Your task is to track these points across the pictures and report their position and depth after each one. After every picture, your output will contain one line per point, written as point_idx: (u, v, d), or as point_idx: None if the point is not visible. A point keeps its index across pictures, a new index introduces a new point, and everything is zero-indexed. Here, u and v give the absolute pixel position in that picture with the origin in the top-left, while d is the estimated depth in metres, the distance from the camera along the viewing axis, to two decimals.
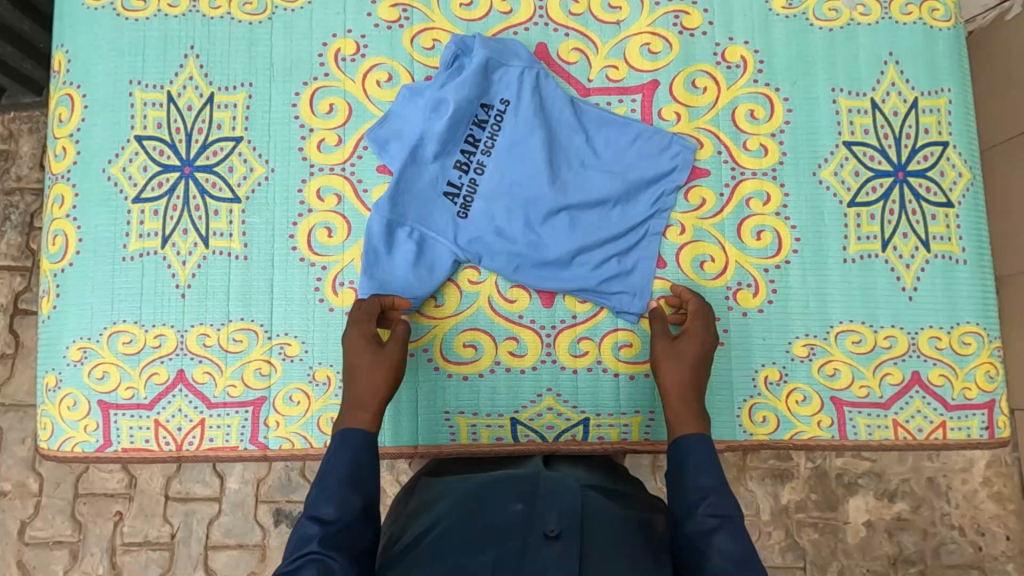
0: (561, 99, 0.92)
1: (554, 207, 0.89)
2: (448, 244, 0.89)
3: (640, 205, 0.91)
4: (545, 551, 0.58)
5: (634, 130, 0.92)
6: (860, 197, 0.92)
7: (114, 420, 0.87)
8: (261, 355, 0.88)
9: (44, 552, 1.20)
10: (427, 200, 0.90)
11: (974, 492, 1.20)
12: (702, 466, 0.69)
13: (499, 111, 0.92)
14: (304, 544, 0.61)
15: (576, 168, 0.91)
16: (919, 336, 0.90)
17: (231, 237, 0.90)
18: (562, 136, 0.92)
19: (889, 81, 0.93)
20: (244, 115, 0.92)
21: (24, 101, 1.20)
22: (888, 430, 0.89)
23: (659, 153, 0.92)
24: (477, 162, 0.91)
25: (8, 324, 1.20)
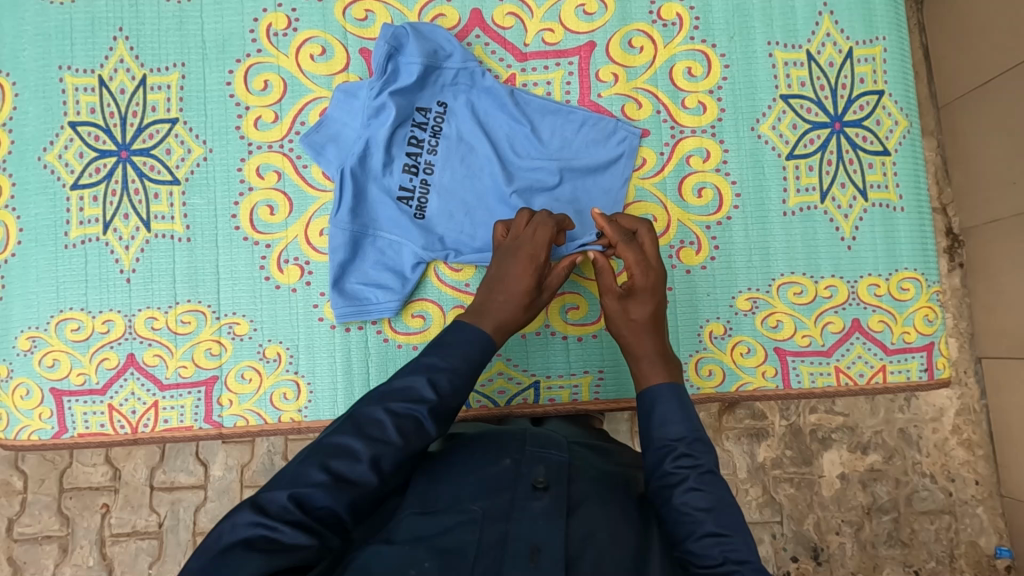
0: (501, 88, 0.90)
1: (511, 198, 0.89)
2: (412, 248, 0.89)
3: (596, 184, 0.91)
4: (533, 504, 0.60)
5: (577, 112, 0.92)
6: (798, 149, 0.93)
7: (68, 406, 0.88)
8: (211, 336, 0.89)
9: (33, 547, 1.22)
10: (381, 207, 0.90)
11: (944, 440, 1.23)
12: (681, 431, 0.64)
13: (439, 112, 0.91)
14: (377, 427, 0.60)
15: (525, 159, 0.91)
16: (858, 284, 0.91)
17: (172, 220, 0.90)
18: (508, 130, 0.92)
19: (825, 32, 0.93)
20: (179, 96, 0.91)
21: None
22: (830, 377, 0.91)
23: (609, 133, 0.92)
24: (426, 162, 0.90)
25: None
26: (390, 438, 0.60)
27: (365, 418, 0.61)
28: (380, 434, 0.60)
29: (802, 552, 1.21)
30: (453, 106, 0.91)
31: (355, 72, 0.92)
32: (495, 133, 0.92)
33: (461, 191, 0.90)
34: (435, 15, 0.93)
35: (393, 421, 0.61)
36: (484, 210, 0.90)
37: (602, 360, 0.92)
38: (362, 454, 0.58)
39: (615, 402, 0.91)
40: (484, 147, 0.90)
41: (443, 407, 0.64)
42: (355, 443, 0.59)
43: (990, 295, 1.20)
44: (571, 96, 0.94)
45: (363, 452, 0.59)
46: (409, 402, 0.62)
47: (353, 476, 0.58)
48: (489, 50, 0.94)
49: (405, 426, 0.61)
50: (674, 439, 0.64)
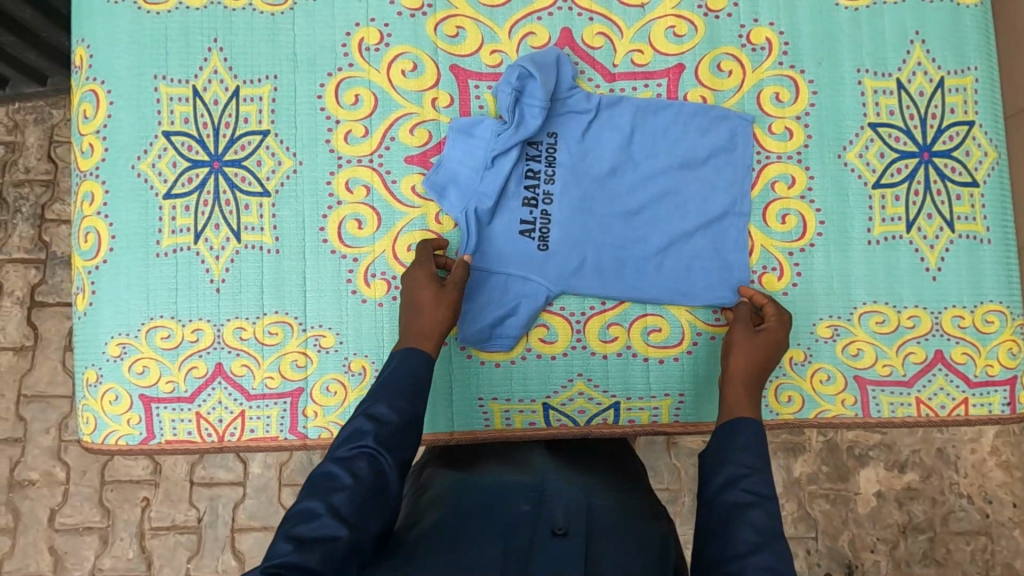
0: (610, 105, 0.93)
1: (626, 231, 0.91)
2: (539, 281, 0.90)
3: (705, 210, 0.92)
4: (552, 546, 0.60)
5: (688, 128, 0.93)
6: (885, 178, 0.92)
7: (157, 413, 0.89)
8: (297, 347, 0.90)
9: (75, 537, 1.24)
10: (501, 246, 0.90)
11: (982, 461, 1.22)
12: (742, 468, 0.69)
13: (550, 144, 0.92)
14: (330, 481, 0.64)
15: (639, 190, 0.92)
16: (942, 315, 0.91)
17: (262, 231, 0.90)
18: (620, 157, 0.92)
19: (915, 61, 0.93)
20: (270, 108, 0.92)
21: (28, 91, 1.25)
22: (911, 408, 0.90)
23: (722, 149, 0.93)
24: (544, 192, 0.91)
25: (27, 315, 1.26)
26: (367, 444, 0.67)
27: (316, 475, 0.65)
28: (335, 484, 0.64)
29: (836, 568, 1.21)
30: (563, 136, 0.92)
31: (445, 90, 0.92)
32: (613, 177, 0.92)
33: (574, 230, 0.91)
34: (526, 34, 0.93)
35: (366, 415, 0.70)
36: (603, 244, 0.91)
37: (683, 383, 0.92)
38: (321, 512, 0.61)
39: (693, 425, 0.92)
40: (601, 177, 0.92)
41: (385, 434, 0.69)
42: (316, 505, 0.62)
43: None
44: None
45: (317, 508, 0.62)
46: (355, 443, 0.67)
47: (320, 537, 0.60)
48: (578, 70, 0.94)
49: (355, 464, 0.66)
50: (747, 467, 0.69)
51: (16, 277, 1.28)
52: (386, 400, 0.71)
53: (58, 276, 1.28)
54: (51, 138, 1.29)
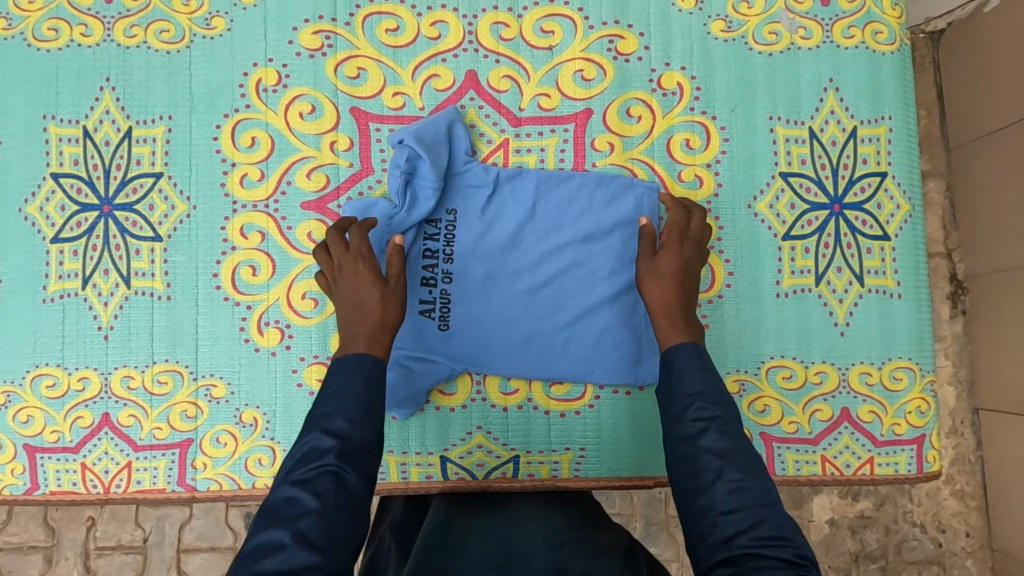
0: (510, 178, 0.91)
1: (531, 308, 0.90)
2: (441, 359, 0.88)
3: (612, 284, 0.90)
4: None
5: (592, 199, 0.90)
6: (795, 230, 0.90)
7: (41, 463, 0.86)
8: (187, 398, 0.87)
9: (18, 556, 1.19)
10: (401, 325, 0.89)
11: (936, 490, 1.19)
12: (697, 386, 0.65)
13: (449, 221, 0.90)
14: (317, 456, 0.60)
15: (542, 265, 0.90)
16: (848, 372, 0.89)
17: (153, 276, 0.88)
18: (523, 231, 0.90)
19: (828, 109, 0.90)
20: (165, 150, 0.89)
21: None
22: (816, 466, 0.88)
23: (627, 222, 0.90)
24: (443, 272, 0.89)
25: None
26: (329, 461, 0.59)
27: (274, 501, 0.58)
28: (298, 508, 0.57)
29: None
30: (462, 212, 0.90)
31: (345, 132, 0.90)
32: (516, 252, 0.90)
33: (476, 309, 0.89)
34: (430, 75, 0.91)
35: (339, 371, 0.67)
36: (504, 323, 0.90)
37: (585, 437, 0.90)
38: (289, 541, 0.54)
39: (595, 481, 0.89)
40: (504, 251, 0.90)
41: (348, 449, 0.61)
42: (281, 535, 0.54)
43: (990, 344, 1.15)
44: (565, 165, 0.92)
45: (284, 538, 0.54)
46: (313, 464, 0.60)
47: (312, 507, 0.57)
48: (482, 114, 0.91)
49: (318, 483, 0.58)
50: (693, 394, 0.65)
51: None
52: (334, 421, 0.63)
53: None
54: None
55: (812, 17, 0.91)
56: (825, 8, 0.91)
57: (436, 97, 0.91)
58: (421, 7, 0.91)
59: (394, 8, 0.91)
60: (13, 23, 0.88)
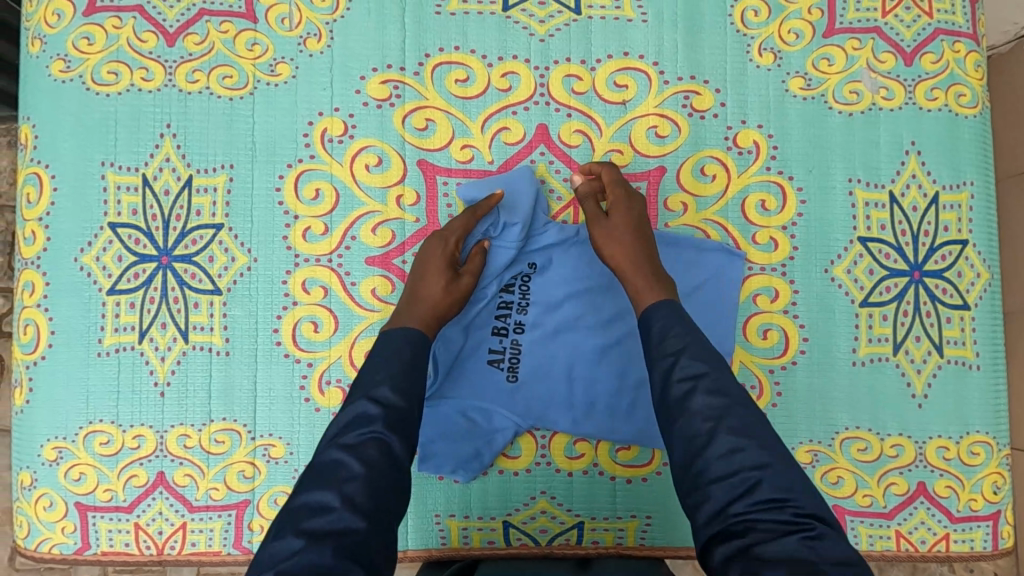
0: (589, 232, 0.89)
1: (602, 364, 0.88)
2: (507, 414, 0.86)
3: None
4: None
5: (674, 260, 0.87)
6: (873, 296, 0.88)
7: (93, 522, 0.84)
8: (244, 457, 0.85)
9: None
10: (470, 375, 0.87)
11: None
12: (679, 345, 0.67)
13: (524, 271, 0.88)
14: (364, 420, 0.66)
15: (615, 321, 0.88)
16: (925, 446, 0.86)
17: (212, 331, 0.85)
18: (598, 287, 0.88)
19: (910, 173, 0.88)
20: (225, 201, 0.86)
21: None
22: (890, 541, 0.86)
23: (708, 284, 0.87)
24: (515, 322, 0.88)
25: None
26: (374, 428, 0.65)
27: (322, 461, 0.64)
28: (344, 472, 0.62)
29: None
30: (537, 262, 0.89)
31: (411, 186, 0.87)
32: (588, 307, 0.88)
33: (545, 361, 0.87)
34: (499, 129, 0.88)
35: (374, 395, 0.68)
36: (573, 380, 0.87)
37: (651, 505, 0.87)
38: (336, 503, 0.60)
39: (662, 550, 0.87)
40: (577, 306, 0.88)
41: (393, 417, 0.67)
42: (328, 496, 0.60)
43: None
44: None
45: (331, 501, 0.60)
46: (361, 427, 0.65)
47: (328, 525, 0.58)
48: (553, 169, 0.89)
49: (363, 450, 0.64)
50: (676, 350, 0.67)
51: None
52: (390, 383, 0.69)
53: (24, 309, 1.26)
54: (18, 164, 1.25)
55: (894, 77, 0.89)
56: (907, 67, 0.89)
57: (505, 151, 0.88)
58: (492, 58, 0.88)
59: (464, 58, 0.88)
60: (72, 66, 0.85)
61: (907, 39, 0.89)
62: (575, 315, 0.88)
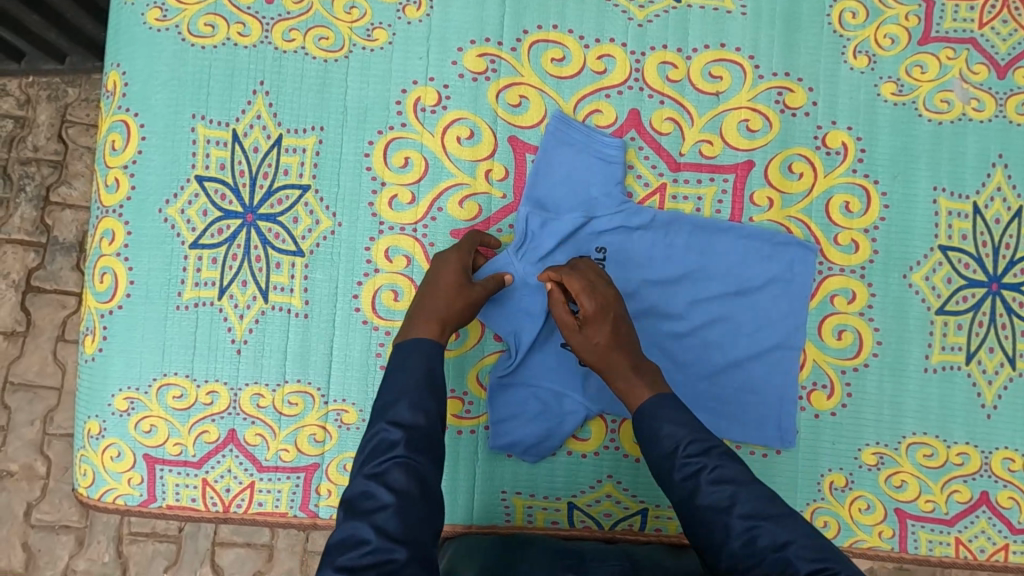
0: (668, 222, 0.88)
1: (675, 355, 0.87)
2: (579, 400, 0.86)
3: (755, 341, 0.87)
4: None
5: (747, 253, 0.88)
6: (949, 305, 0.88)
7: (160, 475, 0.83)
8: (316, 421, 0.84)
9: (50, 535, 1.25)
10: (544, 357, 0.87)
11: None
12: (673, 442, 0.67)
13: (597, 259, 0.87)
14: (387, 447, 0.63)
15: (690, 312, 0.87)
16: (992, 456, 0.87)
17: (291, 293, 0.85)
18: (679, 279, 0.88)
19: (995, 185, 0.89)
20: (314, 162, 0.86)
21: (42, 69, 1.22)
22: (949, 547, 0.87)
23: (781, 279, 0.88)
24: None
25: (21, 301, 1.25)
26: (399, 453, 0.62)
27: (352, 496, 0.60)
28: (375, 503, 0.59)
29: None
30: (611, 250, 0.87)
31: (501, 162, 0.87)
32: (666, 296, 0.87)
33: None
34: (591, 111, 0.88)
35: (390, 418, 0.65)
36: None
37: None
38: (373, 535, 0.56)
39: None
40: (652, 297, 0.87)
41: (416, 438, 0.64)
42: (363, 529, 0.57)
43: None
44: (721, 215, 0.89)
45: (365, 532, 0.57)
46: (384, 455, 0.62)
47: (369, 560, 0.55)
48: (641, 155, 0.89)
49: (390, 477, 0.60)
50: (678, 438, 0.67)
51: (14, 259, 1.26)
52: (408, 401, 0.66)
53: (56, 263, 1.26)
54: (63, 118, 1.26)
55: (986, 89, 0.89)
56: (999, 80, 0.89)
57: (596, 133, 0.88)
58: (589, 40, 0.88)
59: (561, 38, 0.88)
60: (169, 16, 0.85)
61: (1002, 53, 0.89)
62: (651, 307, 0.87)
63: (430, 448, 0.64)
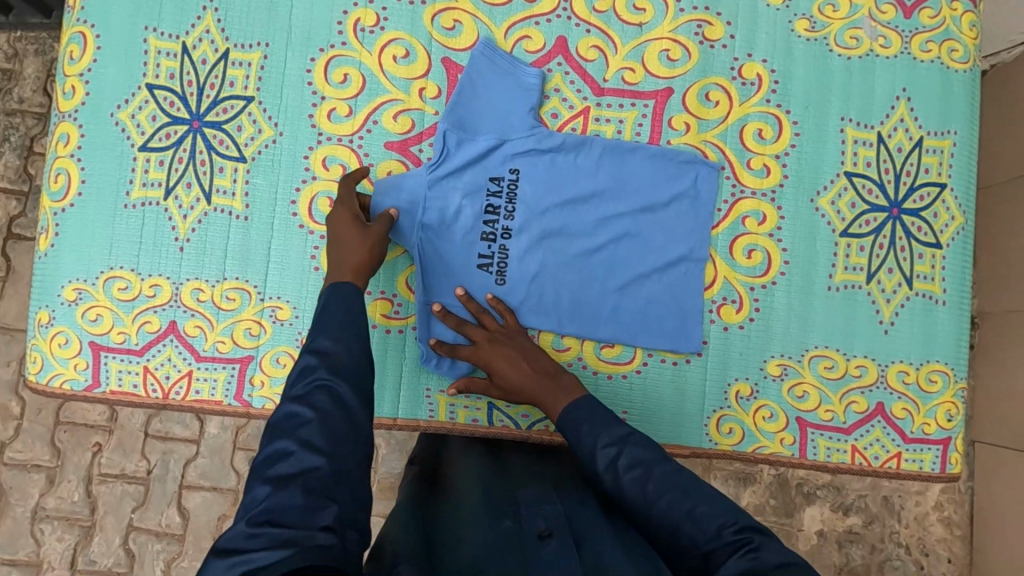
0: (578, 146, 0.94)
1: (586, 270, 0.93)
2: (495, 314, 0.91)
3: (664, 254, 0.94)
4: (544, 550, 0.59)
5: (656, 173, 0.94)
6: (852, 228, 0.94)
7: (104, 361, 0.89)
8: (252, 316, 0.90)
9: (21, 474, 1.29)
10: (460, 277, 0.92)
11: (924, 514, 1.26)
12: (592, 436, 0.70)
13: (511, 181, 0.93)
14: (309, 372, 0.65)
15: (599, 230, 0.93)
16: (887, 369, 0.93)
17: (233, 196, 0.91)
18: (589, 200, 0.93)
19: (898, 117, 0.94)
20: (259, 75, 0.92)
21: (31, 22, 1.28)
22: (845, 454, 0.92)
23: (685, 196, 0.94)
24: (503, 228, 0.92)
25: (2, 247, 1.30)
26: (320, 375, 0.65)
27: (280, 420, 0.62)
28: (298, 421, 0.61)
29: None
30: (525, 172, 0.93)
31: (434, 81, 0.93)
32: (576, 216, 0.93)
33: (531, 264, 0.92)
34: (521, 37, 0.94)
35: (311, 347, 0.67)
36: (558, 279, 0.93)
37: (628, 401, 0.94)
38: (295, 448, 0.58)
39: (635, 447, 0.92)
40: (563, 217, 0.93)
41: (338, 364, 0.66)
42: (287, 444, 0.58)
43: (996, 381, 1.21)
44: (640, 138, 0.95)
45: (290, 446, 0.58)
46: (308, 378, 0.65)
47: (294, 471, 0.56)
48: (568, 80, 0.94)
49: (312, 397, 0.63)
50: (596, 431, 0.70)
51: None
52: (328, 334, 0.69)
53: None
54: (48, 71, 1.32)
55: (893, 28, 0.95)
56: (906, 20, 0.95)
57: (525, 58, 0.94)
58: None
59: None
60: None
61: None
62: (562, 226, 0.93)
63: (352, 372, 0.66)
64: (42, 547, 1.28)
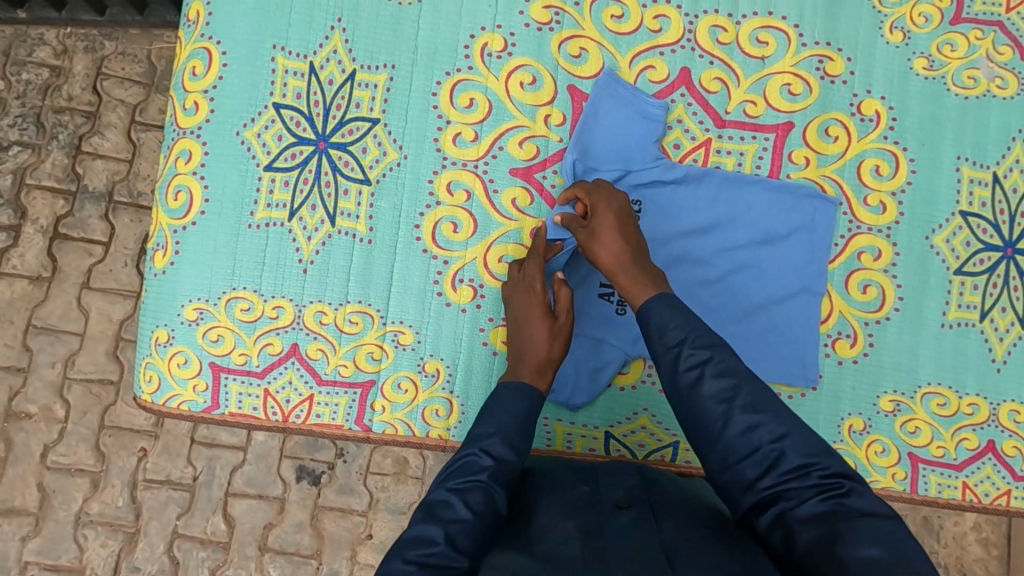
0: (698, 177, 0.94)
1: (706, 300, 0.93)
2: (617, 346, 0.91)
3: (781, 287, 0.94)
4: (620, 517, 0.65)
5: (775, 205, 0.94)
6: (967, 267, 0.95)
7: (224, 383, 0.88)
8: (374, 340, 0.89)
9: (65, 477, 1.26)
10: (582, 306, 0.93)
11: (963, 534, 1.28)
12: (681, 333, 0.68)
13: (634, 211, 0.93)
14: (473, 468, 0.68)
15: (720, 260, 0.94)
16: (999, 408, 0.94)
17: (358, 218, 0.90)
18: (710, 230, 0.94)
19: (1014, 157, 0.96)
20: (384, 97, 0.91)
21: (82, 19, 1.30)
22: (956, 491, 0.93)
23: (804, 228, 0.94)
24: None
25: (48, 246, 1.28)
26: (481, 478, 0.67)
27: (432, 502, 0.66)
28: (450, 513, 0.64)
29: None
30: (647, 202, 0.93)
31: (560, 108, 0.93)
32: (698, 247, 0.93)
33: None
34: (646, 66, 0.94)
35: (482, 446, 0.70)
36: None
37: None
38: (439, 539, 0.61)
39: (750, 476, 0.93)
40: (684, 247, 0.93)
41: (500, 472, 0.69)
42: (433, 530, 0.62)
43: None
44: (760, 171, 0.95)
45: (435, 534, 0.62)
46: (470, 475, 0.68)
47: (431, 560, 0.60)
48: (690, 111, 0.95)
49: (470, 496, 0.66)
50: (679, 339, 0.68)
51: (43, 206, 1.29)
52: (501, 435, 0.71)
53: (85, 211, 1.29)
54: (98, 70, 1.31)
55: (1010, 69, 0.96)
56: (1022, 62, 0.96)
57: (649, 88, 0.94)
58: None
59: None
60: None
61: None
62: (685, 255, 0.93)
63: (506, 482, 0.69)
64: (84, 553, 1.24)
